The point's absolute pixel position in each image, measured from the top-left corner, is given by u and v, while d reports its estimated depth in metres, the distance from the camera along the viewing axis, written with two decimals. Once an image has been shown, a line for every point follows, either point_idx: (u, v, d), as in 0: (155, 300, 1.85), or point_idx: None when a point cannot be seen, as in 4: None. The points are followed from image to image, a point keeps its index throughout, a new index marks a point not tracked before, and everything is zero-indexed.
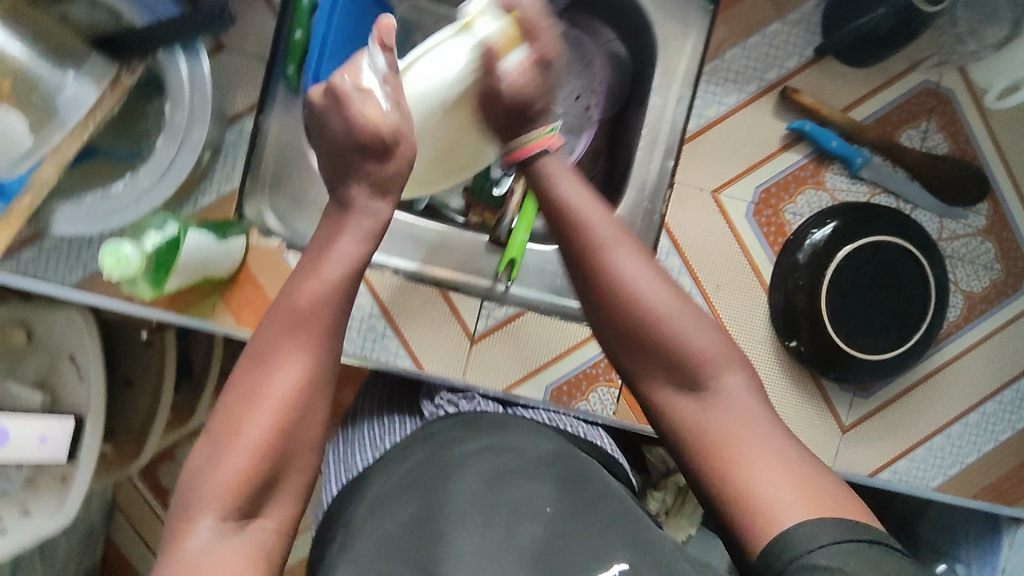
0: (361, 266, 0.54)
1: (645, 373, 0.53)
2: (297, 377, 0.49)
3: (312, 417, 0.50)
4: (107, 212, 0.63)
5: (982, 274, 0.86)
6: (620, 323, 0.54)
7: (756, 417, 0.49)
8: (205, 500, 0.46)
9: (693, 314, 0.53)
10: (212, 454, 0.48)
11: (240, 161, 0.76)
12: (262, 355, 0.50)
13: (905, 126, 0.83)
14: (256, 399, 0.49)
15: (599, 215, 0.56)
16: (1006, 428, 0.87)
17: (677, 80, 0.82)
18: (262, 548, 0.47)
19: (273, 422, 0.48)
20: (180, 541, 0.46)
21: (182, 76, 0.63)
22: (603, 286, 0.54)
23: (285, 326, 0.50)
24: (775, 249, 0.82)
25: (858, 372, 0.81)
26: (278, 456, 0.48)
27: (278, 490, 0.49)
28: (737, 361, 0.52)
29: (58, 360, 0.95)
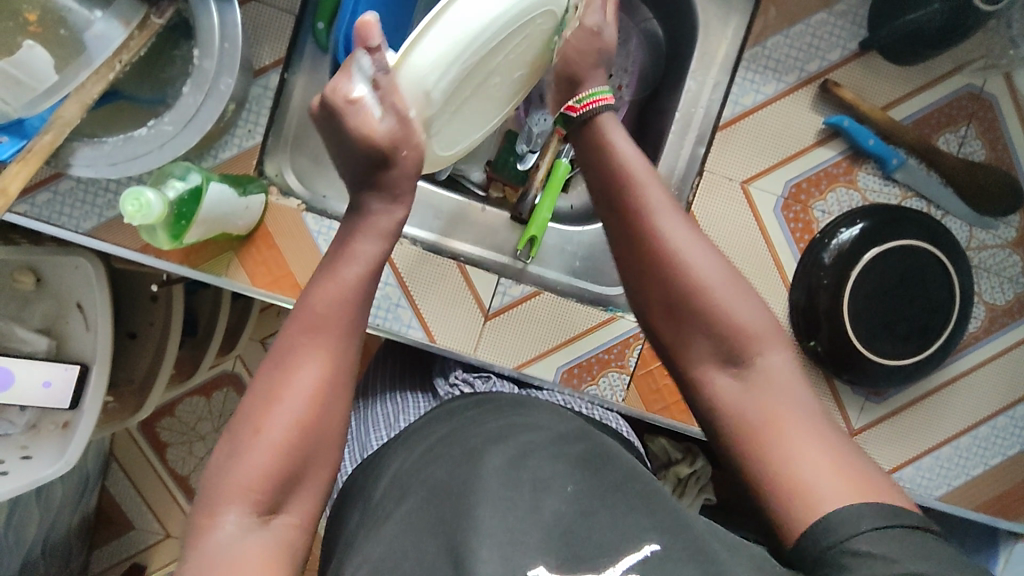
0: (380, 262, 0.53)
1: (688, 343, 0.54)
2: (321, 373, 0.49)
3: (336, 414, 0.49)
4: (128, 155, 0.60)
5: (1006, 286, 0.85)
6: (667, 291, 0.55)
7: (799, 398, 0.50)
8: (228, 495, 0.45)
9: (742, 288, 0.54)
10: (235, 450, 0.47)
11: (263, 116, 0.73)
12: (281, 355, 0.49)
13: (943, 129, 0.81)
14: (277, 395, 0.48)
15: (650, 184, 0.57)
16: (1015, 443, 0.86)
17: (714, 67, 0.82)
18: (285, 546, 0.46)
19: (295, 420, 0.47)
20: (203, 537, 0.45)
21: (214, 22, 0.60)
22: (651, 255, 0.55)
23: (306, 323, 0.49)
24: (800, 246, 0.81)
25: (874, 376, 0.80)
26: (302, 453, 0.47)
27: (303, 484, 0.48)
28: (781, 340, 0.53)
29: (66, 305, 0.94)
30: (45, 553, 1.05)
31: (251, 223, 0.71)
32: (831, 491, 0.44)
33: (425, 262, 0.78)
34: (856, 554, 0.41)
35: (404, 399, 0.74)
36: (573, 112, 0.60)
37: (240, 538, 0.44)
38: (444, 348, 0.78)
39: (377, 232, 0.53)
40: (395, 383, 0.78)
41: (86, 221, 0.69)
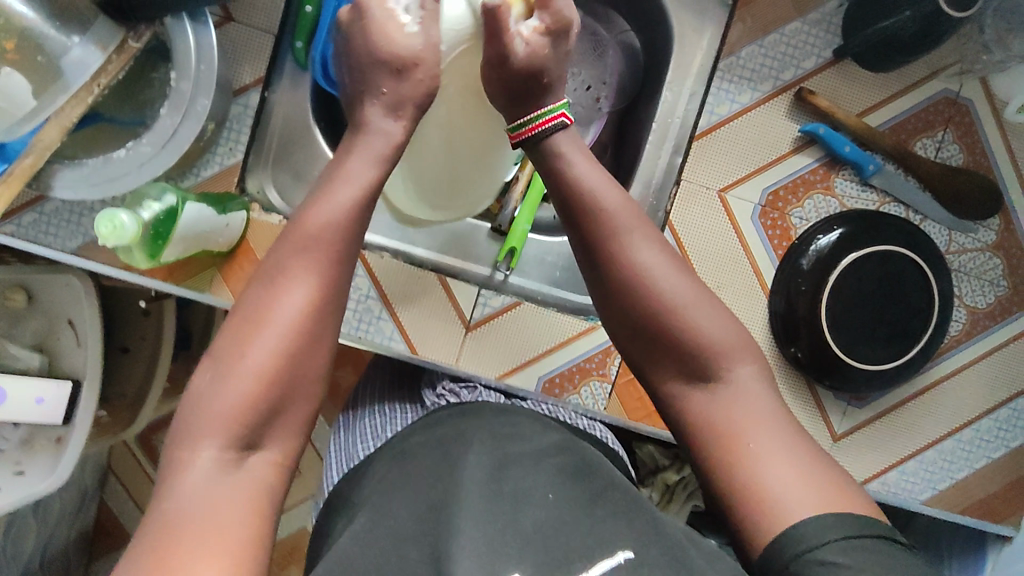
0: (365, 195, 0.56)
1: (658, 362, 0.56)
2: (306, 301, 0.50)
3: (319, 346, 0.51)
4: (110, 175, 0.62)
5: (987, 290, 0.85)
6: (637, 313, 0.56)
7: (765, 408, 0.51)
8: (212, 422, 0.46)
9: (709, 303, 0.56)
10: (215, 382, 0.47)
11: (244, 134, 0.74)
12: (267, 281, 0.51)
13: (920, 134, 0.82)
14: (262, 322, 0.49)
15: (622, 204, 0.59)
16: (999, 446, 0.87)
17: (691, 76, 0.83)
18: (263, 482, 0.46)
19: (278, 348, 0.49)
20: (180, 470, 0.45)
21: (189, 43, 0.61)
22: (622, 273, 0.57)
23: (293, 257, 0.52)
24: (779, 252, 0.81)
25: (854, 381, 0.80)
26: (284, 385, 0.48)
27: (280, 421, 0.49)
28: (751, 354, 0.55)
29: (58, 321, 0.96)
30: (42, 566, 1.06)
31: (232, 239, 0.72)
32: (795, 499, 0.45)
33: (405, 275, 0.79)
34: (826, 564, 0.42)
35: (390, 409, 0.74)
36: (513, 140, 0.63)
37: (220, 469, 0.45)
38: (426, 360, 0.78)
39: (356, 183, 0.56)
40: (383, 393, 0.77)
41: (72, 240, 0.70)
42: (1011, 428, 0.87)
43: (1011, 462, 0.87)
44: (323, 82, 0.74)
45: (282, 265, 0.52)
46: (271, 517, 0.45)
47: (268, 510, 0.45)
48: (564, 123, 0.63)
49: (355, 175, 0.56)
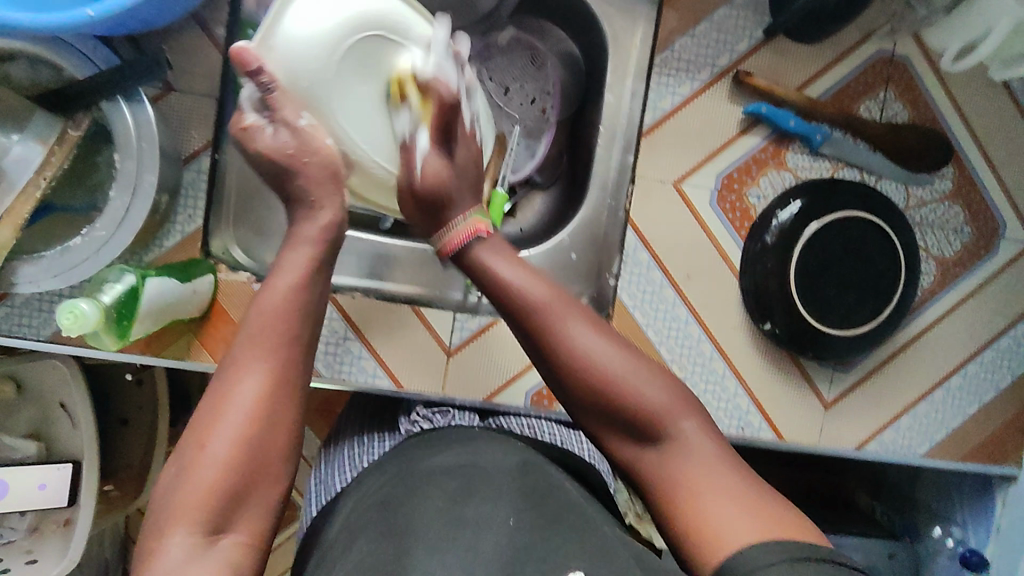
0: (312, 271, 0.53)
1: (608, 432, 0.56)
2: (258, 391, 0.48)
3: (281, 428, 0.49)
4: (70, 264, 0.62)
5: (952, 238, 0.86)
6: (584, 394, 0.55)
7: (716, 461, 0.52)
8: (178, 514, 0.45)
9: (646, 367, 0.55)
10: (181, 476, 0.46)
11: (200, 200, 0.75)
12: (227, 366, 0.49)
13: (862, 98, 0.83)
14: (220, 411, 0.47)
15: (548, 291, 0.57)
16: (989, 389, 0.88)
17: (630, 75, 0.84)
18: (233, 567, 0.45)
19: (237, 433, 0.47)
20: (152, 558, 0.44)
21: (127, 123, 0.62)
22: (559, 356, 0.55)
23: (247, 341, 0.50)
24: (742, 233, 0.82)
25: (834, 349, 0.81)
26: (246, 470, 0.47)
27: (246, 501, 0.47)
28: (691, 408, 0.55)
29: (51, 407, 0.96)
30: None
31: (202, 303, 0.72)
32: (742, 533, 0.47)
33: (379, 311, 0.80)
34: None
35: (366, 440, 0.73)
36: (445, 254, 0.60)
37: (184, 561, 0.44)
38: (411, 391, 0.79)
39: (307, 240, 0.54)
40: (363, 427, 0.76)
41: (47, 327, 0.71)
42: (997, 369, 0.88)
43: (1003, 402, 0.88)
44: None
45: (237, 355, 0.50)
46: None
47: None
48: (481, 234, 0.59)
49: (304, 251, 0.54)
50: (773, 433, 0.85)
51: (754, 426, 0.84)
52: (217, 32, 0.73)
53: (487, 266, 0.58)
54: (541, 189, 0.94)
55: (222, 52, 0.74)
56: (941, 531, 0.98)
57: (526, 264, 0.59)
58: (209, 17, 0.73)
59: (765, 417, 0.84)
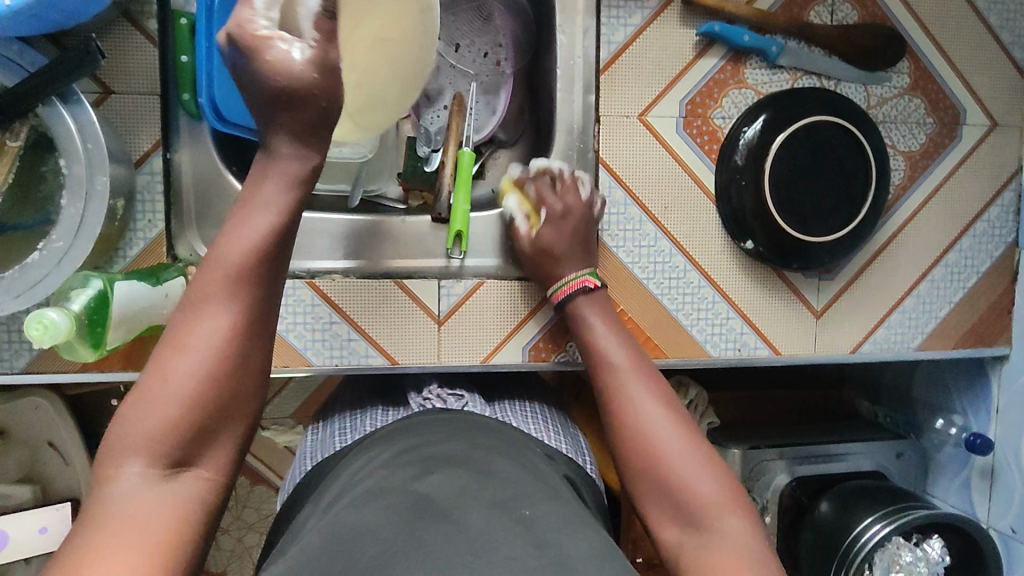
0: (290, 207, 0.52)
1: (653, 506, 0.57)
2: (226, 325, 0.48)
3: (243, 369, 0.48)
4: (31, 282, 0.59)
5: (917, 131, 0.87)
6: (637, 457, 0.59)
7: (754, 558, 0.49)
8: (132, 444, 0.44)
9: (707, 457, 0.57)
10: (138, 410, 0.45)
11: (159, 203, 0.72)
12: (192, 299, 0.48)
13: (812, 4, 0.82)
14: (182, 345, 0.47)
15: (627, 378, 0.64)
16: (971, 275, 0.90)
17: (580, 11, 0.82)
18: (193, 499, 0.45)
19: (197, 370, 0.46)
20: (104, 487, 0.43)
21: (69, 126, 0.59)
22: (623, 429, 0.61)
23: (210, 276, 0.49)
24: (713, 156, 0.83)
25: (818, 257, 0.82)
26: (205, 409, 0.46)
27: (212, 435, 0.47)
28: (739, 506, 0.54)
29: (39, 447, 0.92)
30: None
31: None
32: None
33: (363, 289, 0.78)
34: None
35: (366, 414, 0.72)
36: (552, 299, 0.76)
37: (138, 491, 0.43)
38: (408, 365, 0.79)
39: (285, 173, 0.52)
40: (363, 403, 0.76)
41: (19, 358, 0.68)
42: (978, 254, 0.90)
43: (984, 285, 0.90)
44: (219, 126, 0.71)
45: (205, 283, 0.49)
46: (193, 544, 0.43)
47: (192, 527, 0.43)
48: (588, 287, 0.74)
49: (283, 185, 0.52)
50: (770, 349, 0.86)
51: (751, 345, 0.85)
52: (147, 24, 0.70)
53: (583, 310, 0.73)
54: (506, 146, 0.93)
55: (156, 45, 0.70)
56: (943, 422, 1.00)
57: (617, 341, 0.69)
58: (136, 10, 0.69)
59: (760, 335, 0.85)
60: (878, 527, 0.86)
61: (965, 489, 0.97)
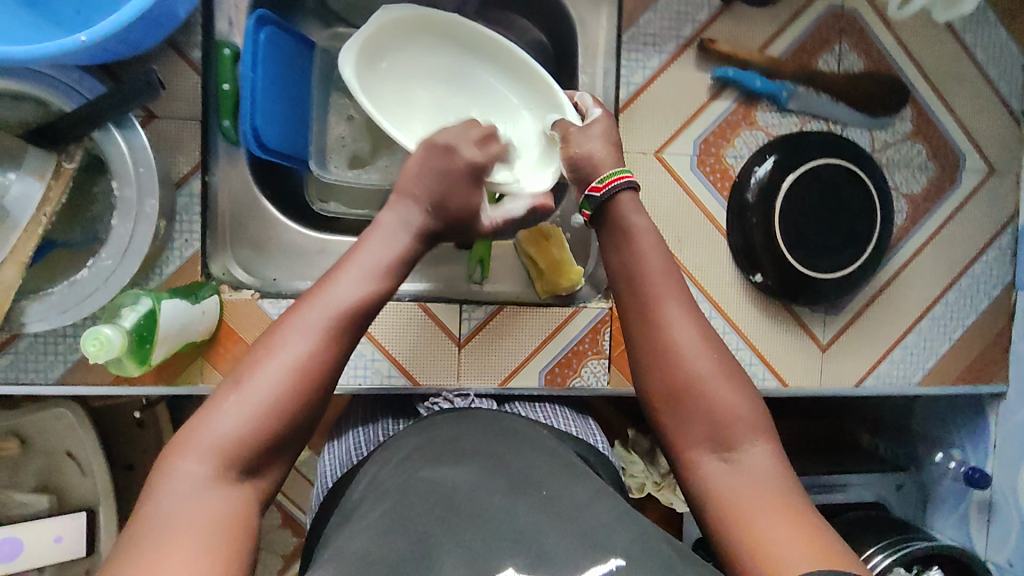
0: (387, 265, 0.57)
1: (680, 429, 0.57)
2: (308, 348, 0.51)
3: (319, 396, 0.52)
4: (78, 297, 0.62)
5: (918, 175, 0.91)
6: (667, 379, 0.58)
7: (778, 485, 0.52)
8: (202, 444, 0.47)
9: (735, 379, 0.58)
10: (226, 403, 0.48)
11: (196, 224, 0.75)
12: (285, 324, 0.53)
13: (820, 52, 0.86)
14: (267, 358, 0.50)
15: (661, 279, 0.62)
16: (970, 313, 0.93)
17: (601, 53, 0.86)
18: (246, 506, 0.47)
19: (286, 379, 0.50)
20: (170, 475, 0.46)
21: (122, 150, 0.62)
22: (653, 337, 0.60)
23: (308, 307, 0.53)
24: (724, 194, 0.86)
25: (824, 292, 0.85)
26: (284, 419, 0.49)
27: (273, 452, 0.50)
28: (764, 431, 0.56)
29: (56, 457, 0.94)
30: None
31: (211, 325, 0.73)
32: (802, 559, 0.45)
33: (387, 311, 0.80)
34: None
35: (378, 425, 0.75)
36: (598, 191, 0.67)
37: (209, 487, 0.46)
38: (428, 386, 0.81)
39: (401, 222, 0.60)
40: (375, 413, 0.79)
41: (53, 370, 0.71)
42: (976, 294, 0.93)
43: (983, 324, 0.93)
44: (258, 152, 0.73)
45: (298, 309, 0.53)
46: (251, 547, 0.45)
47: (244, 530, 0.45)
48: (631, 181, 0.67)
49: (398, 242, 0.59)
50: (778, 381, 0.89)
51: (759, 377, 0.88)
52: (193, 54, 0.74)
53: (623, 215, 0.66)
54: None
55: (200, 74, 0.74)
56: (942, 456, 1.03)
57: (658, 242, 0.65)
58: (183, 40, 0.73)
59: (768, 366, 0.88)
60: (878, 558, 0.89)
61: (963, 523, 0.99)
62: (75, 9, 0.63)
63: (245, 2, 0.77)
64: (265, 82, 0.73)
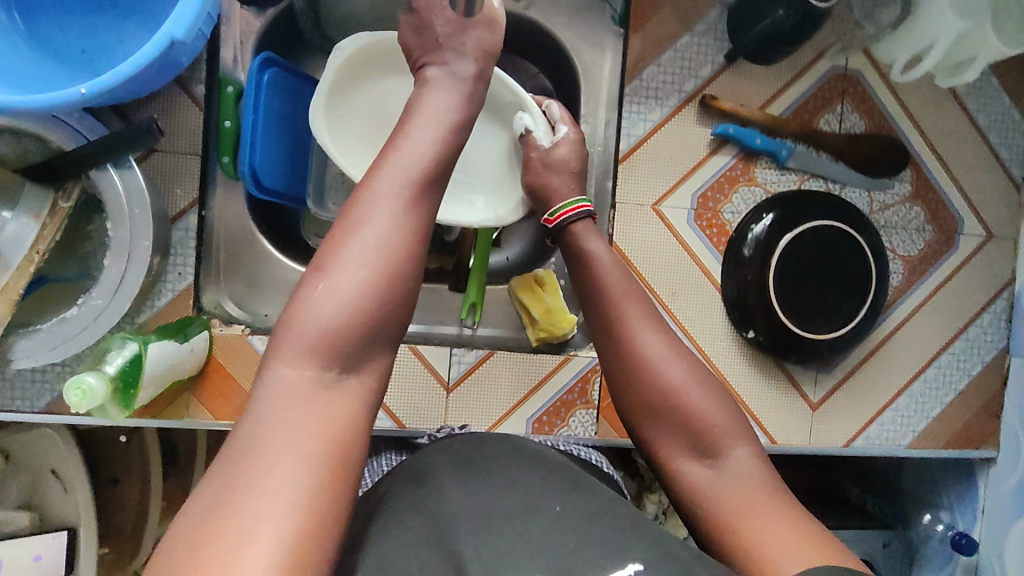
0: (451, 131, 0.55)
1: (665, 441, 0.61)
2: (397, 219, 0.49)
3: (411, 265, 0.50)
4: (67, 335, 0.62)
5: (916, 237, 0.91)
6: (645, 394, 0.62)
7: (763, 486, 0.56)
8: (299, 346, 0.46)
9: (711, 388, 0.62)
10: (315, 296, 0.47)
11: (191, 258, 0.75)
12: (359, 199, 0.50)
13: (822, 112, 0.87)
14: (354, 239, 0.48)
15: (630, 300, 0.66)
16: (963, 377, 0.93)
17: (602, 104, 0.88)
18: (352, 404, 0.47)
19: (372, 262, 0.48)
20: (274, 381, 0.45)
21: (117, 190, 0.62)
22: (629, 352, 0.64)
23: (384, 176, 0.51)
24: (720, 248, 0.86)
25: (817, 351, 0.85)
26: (376, 306, 0.48)
27: (371, 345, 0.48)
28: (744, 435, 0.60)
29: (41, 474, 0.94)
30: None
31: (200, 360, 0.73)
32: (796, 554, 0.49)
33: None
34: None
35: (379, 456, 0.73)
36: (550, 224, 0.73)
37: (309, 390, 0.45)
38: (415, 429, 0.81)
39: (447, 100, 0.58)
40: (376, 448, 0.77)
41: (40, 398, 0.70)
42: (969, 357, 0.93)
43: (976, 388, 0.93)
44: (256, 192, 0.73)
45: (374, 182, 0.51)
46: (356, 450, 0.45)
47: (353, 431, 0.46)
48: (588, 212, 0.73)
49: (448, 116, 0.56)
50: (766, 437, 0.88)
51: None
52: (196, 91, 0.74)
53: (582, 245, 0.71)
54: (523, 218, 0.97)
55: (201, 110, 0.74)
56: (931, 517, 1.02)
57: (621, 266, 0.69)
58: (187, 76, 0.73)
59: (757, 422, 0.88)
60: None
61: None
62: (82, 48, 0.64)
63: (251, 40, 0.78)
64: (267, 120, 0.73)
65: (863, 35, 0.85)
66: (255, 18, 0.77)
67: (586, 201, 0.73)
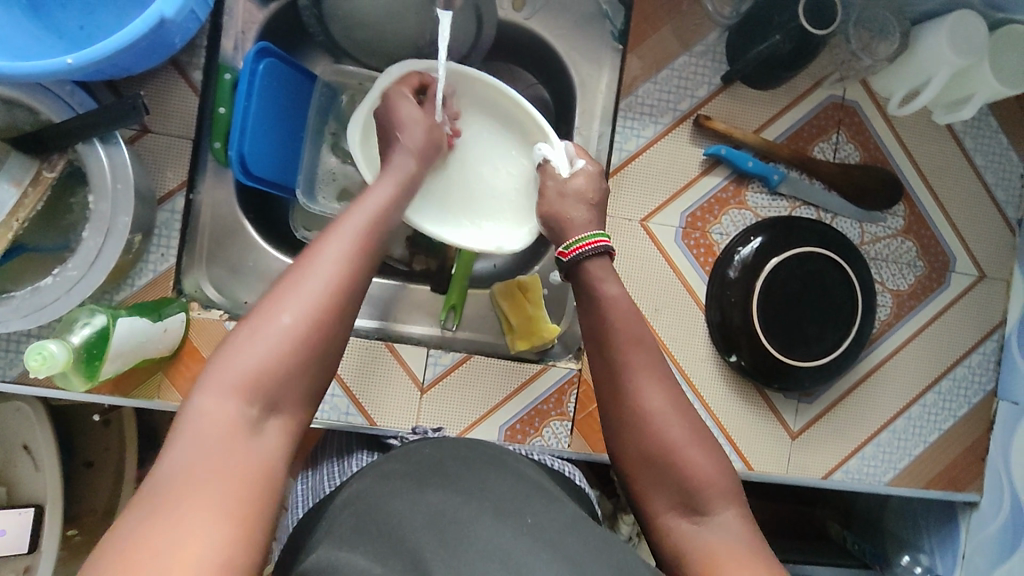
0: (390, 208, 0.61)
1: (652, 495, 0.61)
2: (337, 275, 0.53)
3: (344, 319, 0.53)
4: (39, 305, 0.63)
5: (907, 272, 0.90)
6: (641, 448, 0.61)
7: (751, 549, 0.55)
8: (233, 386, 0.48)
9: (705, 442, 0.61)
10: (253, 337, 0.50)
11: (174, 240, 0.75)
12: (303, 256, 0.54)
13: (816, 140, 0.87)
14: (296, 288, 0.52)
15: (633, 349, 0.65)
16: (948, 418, 0.91)
17: (597, 117, 0.88)
18: (276, 448, 0.48)
19: (309, 316, 0.51)
20: (203, 418, 0.47)
21: (102, 163, 0.64)
22: (627, 406, 0.62)
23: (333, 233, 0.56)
24: (706, 269, 0.86)
25: (800, 381, 0.84)
26: (309, 353, 0.51)
27: (299, 391, 0.51)
28: (734, 497, 0.59)
29: (13, 447, 0.93)
30: None
31: (174, 342, 0.72)
32: None
33: (352, 349, 0.80)
34: None
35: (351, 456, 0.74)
36: (564, 257, 0.71)
37: (235, 428, 0.47)
38: (385, 428, 0.80)
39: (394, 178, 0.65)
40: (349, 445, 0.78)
41: (13, 368, 0.70)
42: (955, 398, 0.91)
43: (962, 429, 0.91)
44: (244, 179, 0.75)
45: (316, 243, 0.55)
46: (276, 487, 0.47)
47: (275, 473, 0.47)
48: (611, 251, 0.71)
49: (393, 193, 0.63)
50: (743, 464, 0.87)
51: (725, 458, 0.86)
52: (194, 76, 0.75)
53: (596, 284, 0.68)
54: None
55: (197, 95, 0.75)
56: (909, 559, 1.00)
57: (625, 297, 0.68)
58: (186, 60, 0.74)
59: (735, 447, 0.86)
60: None
61: None
62: (78, 24, 0.67)
63: (252, 31, 0.79)
64: (259, 112, 0.75)
65: (860, 67, 0.84)
66: (258, 10, 0.80)
67: (604, 237, 0.71)
